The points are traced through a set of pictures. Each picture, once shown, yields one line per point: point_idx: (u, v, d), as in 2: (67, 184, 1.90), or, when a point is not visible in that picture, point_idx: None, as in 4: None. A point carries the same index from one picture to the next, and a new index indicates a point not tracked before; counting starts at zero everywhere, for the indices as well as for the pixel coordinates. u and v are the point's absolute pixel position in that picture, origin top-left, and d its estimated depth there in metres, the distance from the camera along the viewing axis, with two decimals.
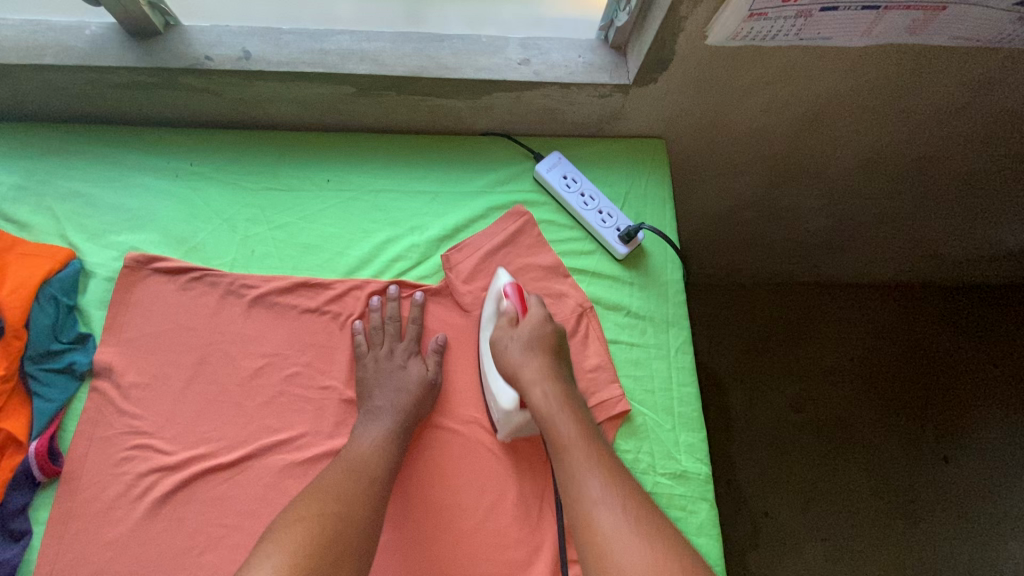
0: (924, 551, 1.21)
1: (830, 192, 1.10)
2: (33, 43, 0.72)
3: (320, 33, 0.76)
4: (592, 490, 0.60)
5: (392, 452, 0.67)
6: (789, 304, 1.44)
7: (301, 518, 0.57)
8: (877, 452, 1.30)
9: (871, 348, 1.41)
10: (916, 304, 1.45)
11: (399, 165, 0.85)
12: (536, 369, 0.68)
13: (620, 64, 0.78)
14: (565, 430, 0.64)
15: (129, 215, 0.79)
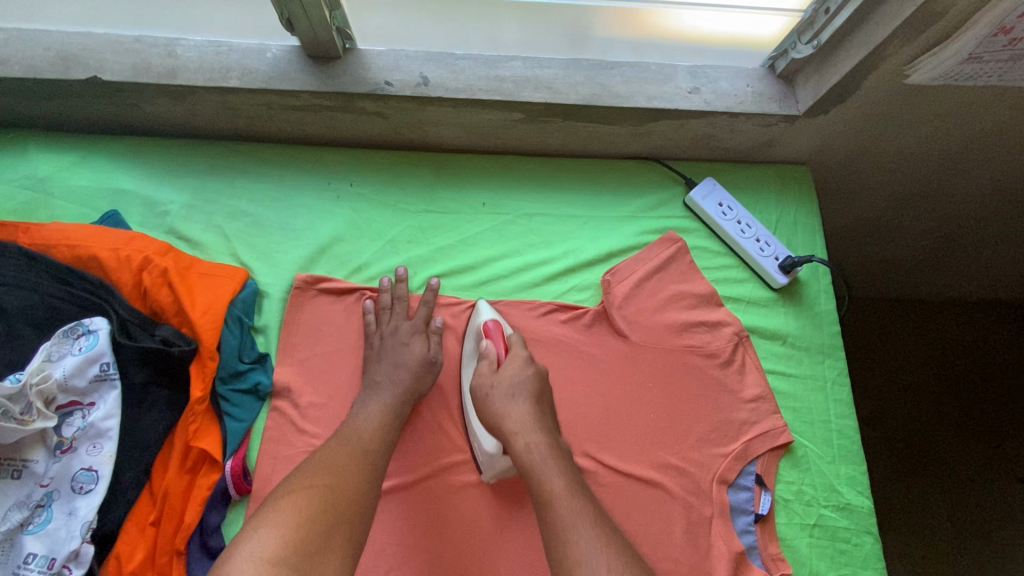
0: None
1: (952, 210, 1.02)
2: (218, 65, 0.73)
3: (493, 59, 0.77)
4: (579, 549, 0.53)
5: (390, 428, 0.67)
6: (860, 313, 1.28)
7: (298, 490, 0.54)
8: (953, 470, 1.15)
9: (950, 359, 1.24)
10: (1004, 315, 1.28)
11: (551, 189, 0.85)
12: (522, 418, 0.64)
13: (789, 94, 0.78)
14: (552, 484, 0.59)
15: (295, 235, 0.80)
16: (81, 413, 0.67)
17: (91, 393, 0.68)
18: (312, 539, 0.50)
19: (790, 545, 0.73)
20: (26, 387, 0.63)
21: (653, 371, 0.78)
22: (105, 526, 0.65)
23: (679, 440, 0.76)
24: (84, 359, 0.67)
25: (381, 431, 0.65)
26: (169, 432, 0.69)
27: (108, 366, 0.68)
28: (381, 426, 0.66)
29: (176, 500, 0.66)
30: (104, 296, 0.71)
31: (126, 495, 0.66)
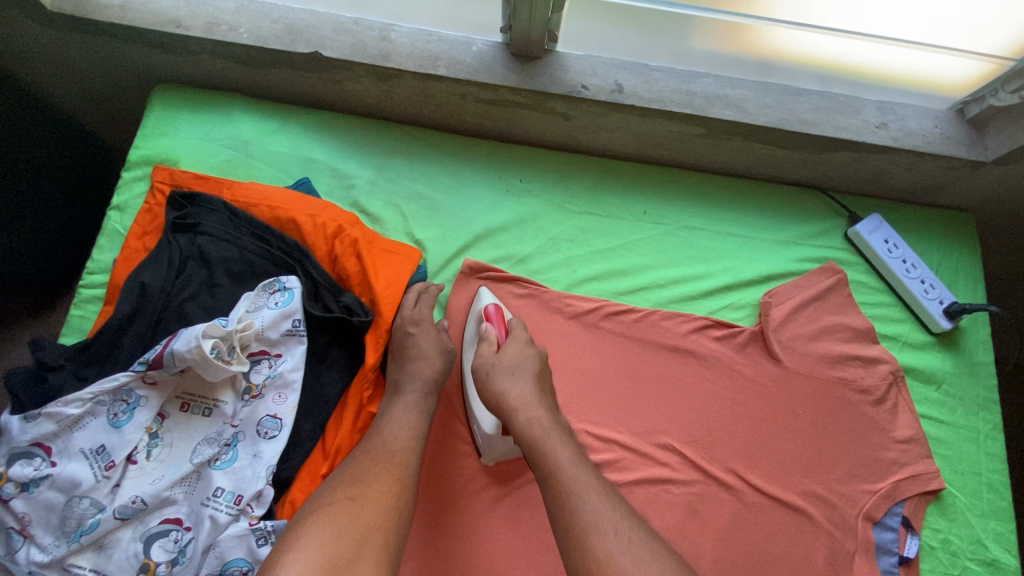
0: None
1: None
2: (429, 53, 0.77)
3: (685, 74, 0.79)
4: (587, 514, 0.54)
5: (420, 430, 0.66)
6: None
7: (327, 506, 0.55)
8: None
9: None
10: None
11: (712, 206, 0.86)
12: (525, 394, 0.64)
13: (976, 140, 0.78)
14: (554, 455, 0.59)
15: (465, 221, 0.83)
16: (269, 363, 0.71)
17: (279, 346, 0.72)
18: (343, 555, 0.51)
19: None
20: (233, 333, 0.68)
21: (803, 397, 0.78)
22: (283, 473, 0.69)
23: (826, 470, 0.75)
24: (279, 314, 0.71)
25: (411, 435, 0.65)
26: (344, 393, 0.73)
27: (299, 322, 0.72)
28: (411, 430, 0.66)
29: (349, 457, 0.70)
30: (298, 257, 0.75)
31: (304, 446, 0.70)
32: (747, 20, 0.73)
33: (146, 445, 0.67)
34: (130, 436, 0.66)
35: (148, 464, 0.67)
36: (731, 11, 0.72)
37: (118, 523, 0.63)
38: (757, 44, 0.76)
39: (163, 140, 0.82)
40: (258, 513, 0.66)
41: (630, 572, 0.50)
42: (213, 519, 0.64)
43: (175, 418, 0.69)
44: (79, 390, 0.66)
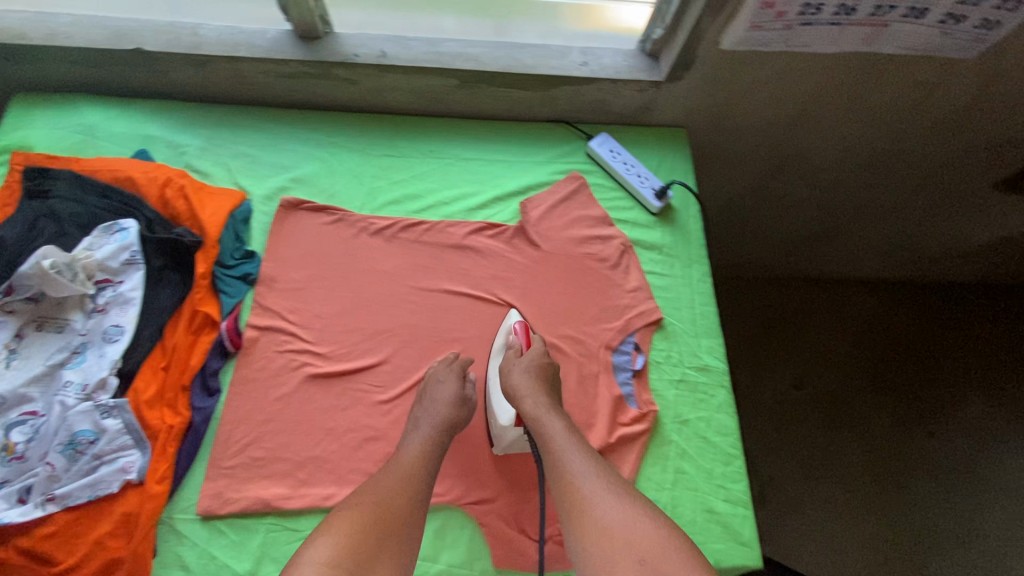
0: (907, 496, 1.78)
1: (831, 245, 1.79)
2: (231, 41, 0.99)
3: (435, 40, 1.04)
4: (576, 468, 0.71)
5: (433, 452, 0.78)
6: (819, 333, 1.95)
7: (353, 505, 0.67)
8: (880, 429, 1.86)
9: (854, 357, 1.94)
10: (897, 322, 2.00)
11: (483, 142, 1.11)
12: (530, 386, 0.82)
13: (654, 67, 1.06)
14: (552, 428, 0.77)
15: (283, 170, 1.04)
16: (111, 287, 0.88)
17: (121, 274, 0.89)
18: (368, 544, 0.63)
19: (658, 393, 0.94)
20: (75, 261, 0.85)
21: (556, 270, 1.02)
22: (126, 367, 0.84)
23: (575, 319, 0.98)
24: (118, 247, 0.89)
25: (423, 457, 0.76)
26: (179, 304, 0.89)
27: (136, 252, 0.89)
28: (424, 453, 0.77)
29: (184, 352, 0.86)
30: (135, 206, 0.93)
31: (144, 346, 0.86)
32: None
33: (6, 357, 0.82)
34: None
35: (8, 372, 0.81)
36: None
37: None
38: (598, 15, 1.06)
39: (19, 132, 1.00)
40: (103, 397, 0.81)
41: (608, 520, 0.64)
42: (63, 403, 0.79)
43: (31, 337, 0.84)
44: None
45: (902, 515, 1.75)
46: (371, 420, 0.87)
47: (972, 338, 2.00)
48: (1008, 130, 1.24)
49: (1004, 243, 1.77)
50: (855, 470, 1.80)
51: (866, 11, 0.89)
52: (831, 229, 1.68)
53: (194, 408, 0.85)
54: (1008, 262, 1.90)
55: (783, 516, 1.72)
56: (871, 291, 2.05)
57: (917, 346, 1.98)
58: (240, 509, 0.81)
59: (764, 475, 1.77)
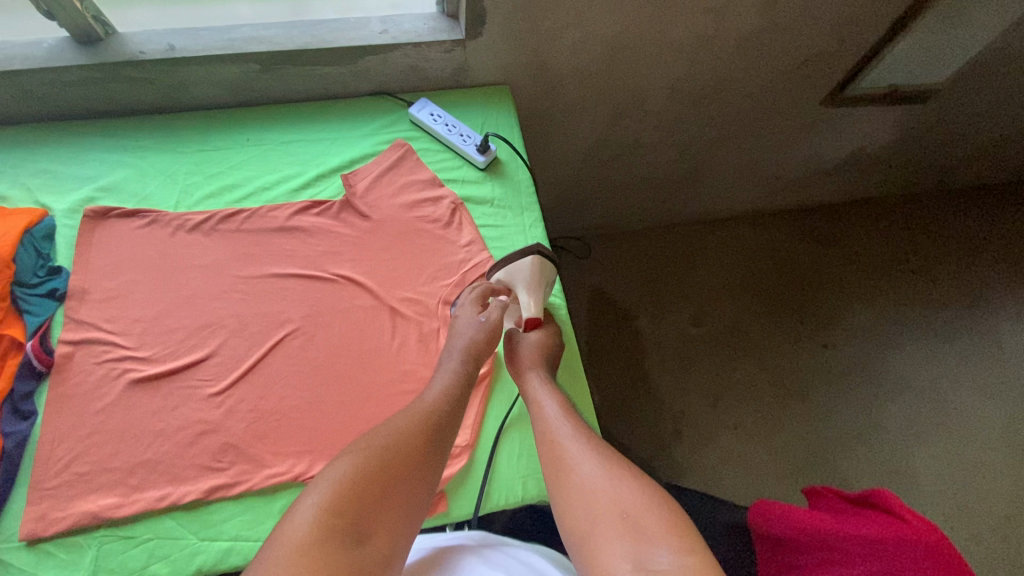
0: (811, 405, 1.88)
1: (707, 187, 1.89)
2: (4, 55, 0.95)
3: (227, 28, 1.02)
4: (563, 433, 0.77)
5: (458, 402, 0.80)
6: (711, 268, 2.05)
7: (363, 449, 0.67)
8: (778, 347, 1.96)
9: (748, 284, 2.04)
10: (783, 244, 2.11)
11: (303, 124, 1.10)
12: (534, 362, 0.90)
13: (455, 26, 1.08)
14: (546, 401, 0.83)
15: (89, 181, 1.00)
16: None
17: None
18: (368, 497, 0.63)
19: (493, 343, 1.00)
20: None
21: (389, 237, 1.02)
22: None
23: (411, 281, 1.00)
24: None
25: (446, 396, 0.79)
26: None
27: None
28: (450, 398, 0.80)
29: None
30: None
31: None
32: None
33: None
34: None
35: None
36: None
37: None
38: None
39: None
40: None
41: (587, 478, 0.69)
42: None
43: None
44: None
45: (807, 425, 1.85)
46: (206, 413, 0.86)
47: (852, 252, 2.12)
48: (811, 45, 1.32)
49: (855, 157, 1.89)
50: (760, 392, 1.89)
51: None
52: (694, 168, 1.76)
53: (4, 434, 0.80)
54: (867, 176, 2.03)
55: (698, 447, 1.79)
56: (754, 224, 2.14)
57: (803, 268, 2.08)
58: (66, 527, 0.78)
59: (676, 412, 1.84)
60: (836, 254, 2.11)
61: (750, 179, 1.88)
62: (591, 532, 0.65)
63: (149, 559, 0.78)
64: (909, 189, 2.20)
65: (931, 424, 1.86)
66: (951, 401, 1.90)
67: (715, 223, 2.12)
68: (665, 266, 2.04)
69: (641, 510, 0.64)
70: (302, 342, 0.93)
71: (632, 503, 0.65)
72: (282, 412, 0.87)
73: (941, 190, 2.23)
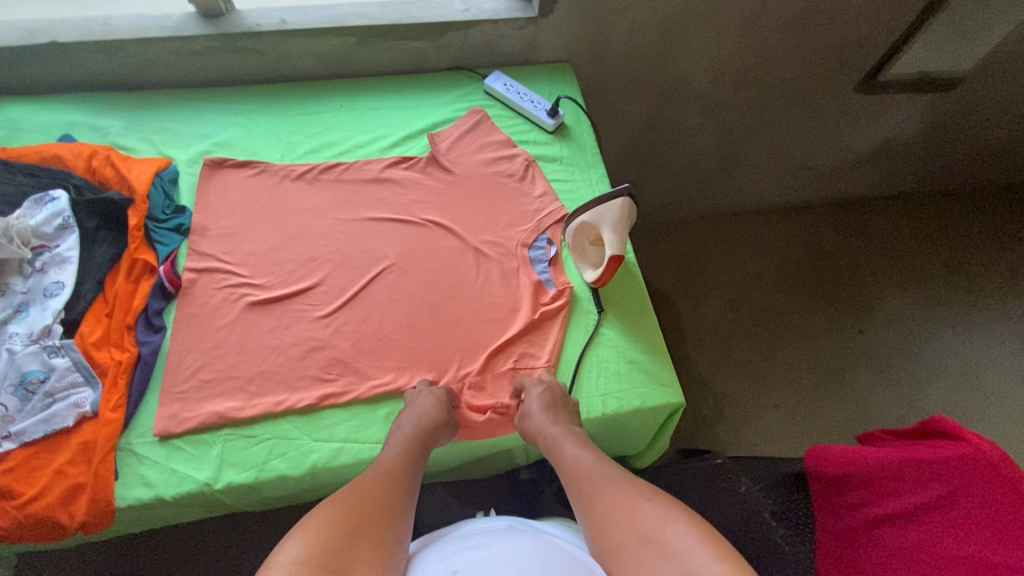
0: (851, 387, 1.91)
1: (741, 176, 1.98)
2: (140, 25, 1.08)
3: (329, 6, 1.15)
4: (586, 471, 0.79)
5: (413, 461, 0.81)
6: (745, 256, 2.13)
7: (334, 501, 0.70)
8: (815, 330, 2.01)
9: (782, 271, 2.11)
10: (813, 235, 2.20)
11: (390, 93, 1.22)
12: (538, 408, 0.87)
13: (528, 6, 1.20)
14: (563, 441, 0.84)
15: (205, 138, 1.12)
16: (48, 250, 0.93)
17: (56, 238, 0.94)
18: (339, 534, 0.65)
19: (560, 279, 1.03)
20: (10, 226, 0.91)
21: (470, 188, 1.12)
22: (70, 317, 0.89)
23: (492, 225, 1.08)
24: (51, 213, 0.95)
25: (405, 458, 0.80)
26: (115, 258, 0.95)
27: (70, 217, 0.95)
28: (406, 464, 0.79)
29: (125, 297, 0.92)
30: (63, 178, 0.99)
31: (85, 297, 0.91)
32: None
33: None
34: None
35: None
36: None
37: None
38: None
39: None
40: (49, 341, 0.85)
41: (614, 509, 0.72)
42: (9, 350, 0.83)
43: None
44: None
45: (847, 405, 1.88)
46: (315, 332, 0.94)
47: (882, 243, 2.20)
48: (845, 30, 1.44)
49: (884, 148, 1.98)
50: (799, 373, 1.93)
51: None
52: (731, 156, 1.86)
53: (140, 343, 0.89)
54: (897, 168, 2.12)
55: (740, 422, 1.82)
56: (786, 216, 2.22)
57: (835, 257, 2.16)
58: (194, 424, 0.85)
59: (716, 390, 1.88)
60: (866, 245, 2.19)
61: (782, 168, 1.98)
62: (623, 557, 0.67)
63: (268, 455, 0.85)
64: (936, 185, 2.28)
65: (971, 406, 1.88)
66: (991, 384, 1.92)
67: (749, 215, 2.21)
68: (701, 253, 2.12)
69: (662, 527, 0.66)
70: (397, 275, 1.02)
71: (654, 520, 0.67)
72: (383, 334, 0.96)
73: (969, 186, 2.30)
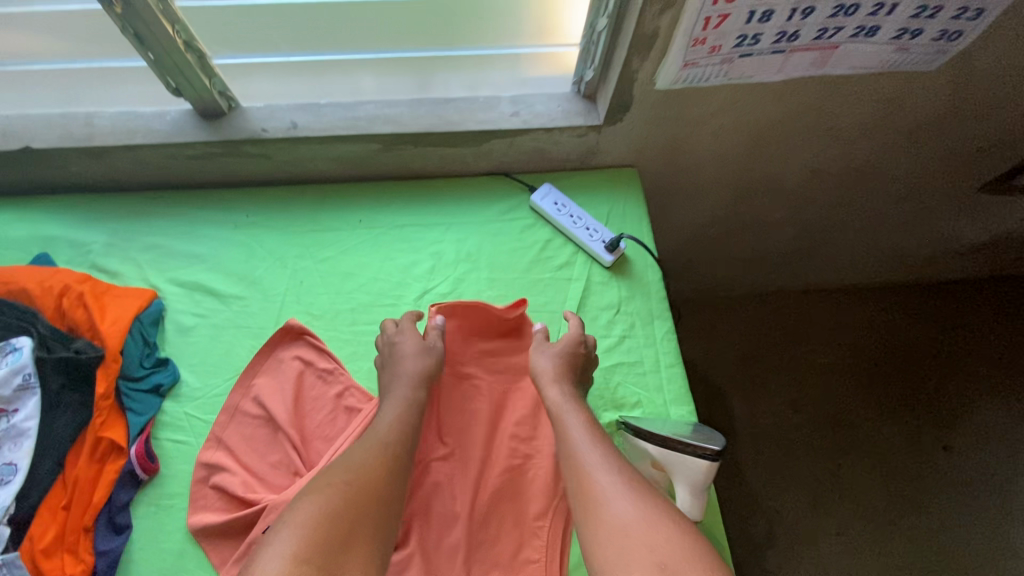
0: (938, 522, 1.56)
1: (818, 260, 1.69)
2: (127, 127, 0.91)
3: (351, 105, 0.96)
4: (587, 451, 0.69)
5: (408, 426, 0.74)
6: (811, 342, 1.83)
7: (325, 485, 0.62)
8: (893, 442, 1.68)
9: (857, 363, 1.80)
10: (897, 323, 1.86)
11: (418, 206, 1.03)
12: (550, 374, 0.81)
13: (592, 110, 0.97)
14: (570, 419, 0.75)
15: (199, 259, 0.95)
16: (4, 417, 0.79)
17: (15, 401, 0.80)
18: (332, 534, 0.57)
19: None
20: None
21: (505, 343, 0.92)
22: (20, 512, 0.75)
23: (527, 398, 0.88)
24: (9, 371, 0.80)
25: (400, 424, 0.74)
26: (79, 430, 0.80)
27: (30, 375, 0.80)
28: (401, 431, 0.73)
29: (85, 486, 0.77)
30: (29, 320, 0.84)
31: (40, 486, 0.76)
32: (394, 54, 0.93)
33: None
34: None
35: None
36: (550, 43, 0.94)
37: None
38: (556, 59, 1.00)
39: None
40: None
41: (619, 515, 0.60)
42: None
43: None
44: None
45: (931, 541, 1.54)
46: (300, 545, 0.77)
47: (990, 341, 1.82)
48: (988, 132, 1.14)
49: (998, 236, 1.65)
50: (871, 495, 1.61)
51: (811, 36, 0.79)
52: (812, 245, 1.59)
53: (99, 552, 0.74)
54: (1009, 255, 1.77)
55: (794, 554, 1.53)
56: (865, 298, 1.90)
57: (928, 354, 1.80)
58: None
59: (767, 511, 1.59)
60: (965, 342, 1.82)
61: (868, 253, 1.68)
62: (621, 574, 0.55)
63: None
64: None
65: None
66: None
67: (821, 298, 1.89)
68: (760, 335, 1.84)
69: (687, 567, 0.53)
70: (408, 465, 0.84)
71: (670, 551, 0.55)
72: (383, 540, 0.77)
73: None
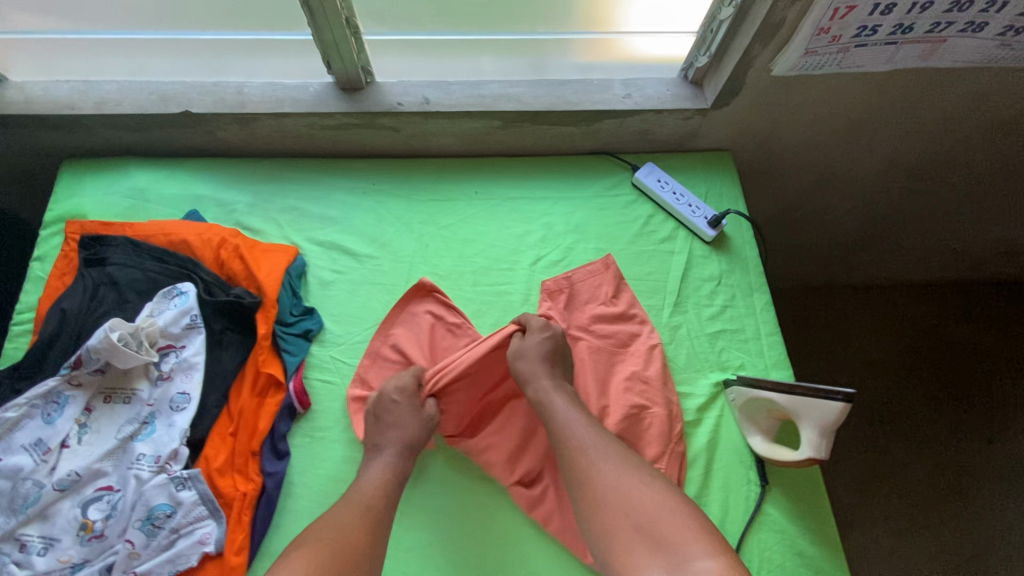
0: (985, 520, 1.43)
1: (865, 250, 1.61)
2: (275, 97, 0.99)
3: (476, 84, 1.04)
4: (588, 439, 0.77)
5: (391, 484, 0.76)
6: (861, 331, 1.68)
7: (313, 541, 0.64)
8: (940, 436, 1.54)
9: (907, 354, 1.65)
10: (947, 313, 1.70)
11: (528, 180, 1.11)
12: (533, 368, 0.85)
13: (699, 94, 1.04)
14: (559, 406, 0.82)
15: (332, 221, 1.03)
16: (174, 353, 0.88)
17: (183, 338, 0.89)
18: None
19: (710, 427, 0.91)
20: (139, 329, 0.85)
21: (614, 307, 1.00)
22: (196, 435, 0.84)
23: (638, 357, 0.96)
24: (178, 312, 0.89)
25: (382, 486, 0.75)
26: (241, 366, 0.89)
27: (196, 316, 0.89)
28: (384, 487, 0.76)
29: (251, 416, 0.85)
30: (191, 267, 0.93)
31: (211, 413, 0.85)
32: (508, 37, 0.99)
33: (77, 433, 0.82)
34: (62, 426, 0.81)
35: (80, 447, 0.81)
36: (598, 30, 0.99)
37: (57, 495, 0.77)
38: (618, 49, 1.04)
39: (72, 201, 1.01)
40: (176, 468, 0.80)
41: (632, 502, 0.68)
42: (138, 477, 0.79)
43: (100, 409, 0.85)
44: (16, 400, 0.81)
45: (975, 542, 1.40)
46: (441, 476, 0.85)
47: None
48: None
49: None
50: (915, 489, 1.47)
51: (924, 29, 0.86)
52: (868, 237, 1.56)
53: (266, 473, 0.83)
54: None
55: None
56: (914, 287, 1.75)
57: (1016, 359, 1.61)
58: None
59: None
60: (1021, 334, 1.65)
61: (917, 242, 1.57)
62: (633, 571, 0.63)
63: None
64: None
65: None
66: None
67: (921, 286, 1.73)
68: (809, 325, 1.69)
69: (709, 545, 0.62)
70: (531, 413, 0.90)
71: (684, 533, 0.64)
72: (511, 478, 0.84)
73: None
